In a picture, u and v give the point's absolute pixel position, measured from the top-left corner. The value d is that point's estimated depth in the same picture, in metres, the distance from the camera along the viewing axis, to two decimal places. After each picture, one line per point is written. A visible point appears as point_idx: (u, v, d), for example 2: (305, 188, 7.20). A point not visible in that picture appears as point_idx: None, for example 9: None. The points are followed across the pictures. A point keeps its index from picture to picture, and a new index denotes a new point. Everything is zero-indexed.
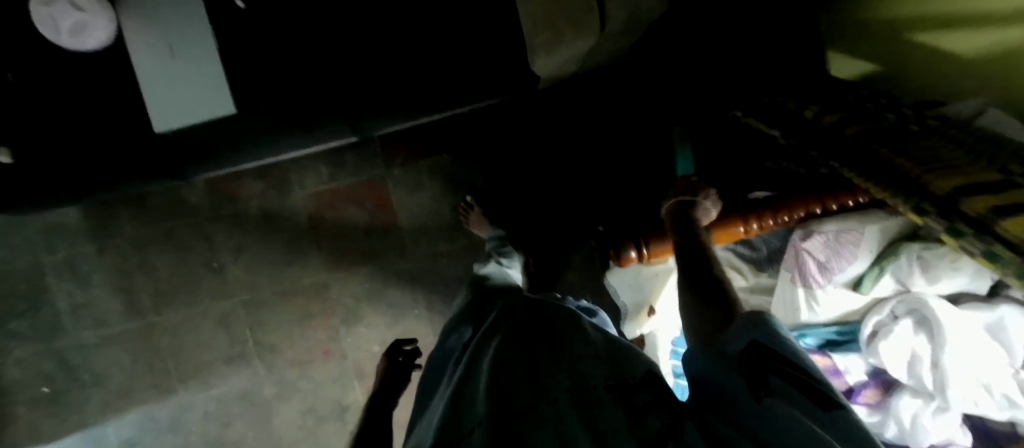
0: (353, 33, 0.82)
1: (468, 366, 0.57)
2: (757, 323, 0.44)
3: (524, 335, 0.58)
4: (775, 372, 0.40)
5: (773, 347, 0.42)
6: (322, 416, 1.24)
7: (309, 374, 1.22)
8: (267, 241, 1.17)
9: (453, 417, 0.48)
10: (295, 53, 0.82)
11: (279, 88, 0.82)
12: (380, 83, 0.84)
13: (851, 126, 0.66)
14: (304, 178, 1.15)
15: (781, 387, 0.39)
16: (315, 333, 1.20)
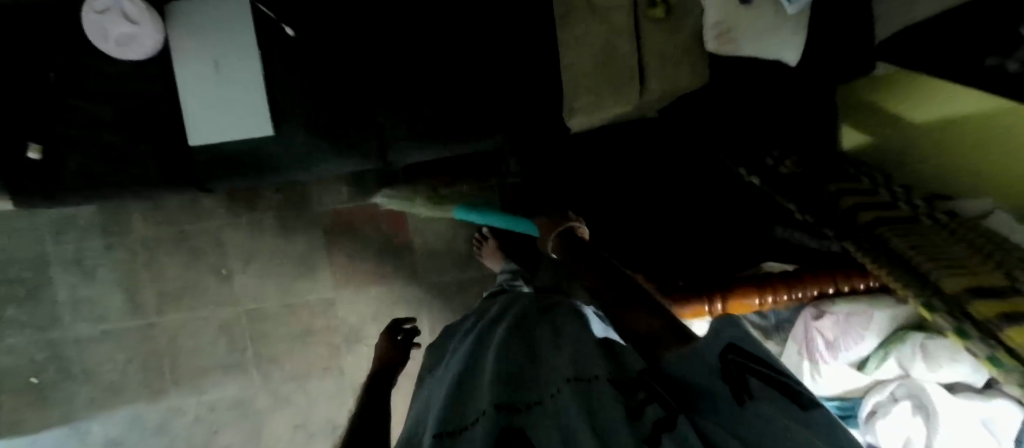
0: (397, 72, 0.85)
1: (469, 359, 0.56)
2: (733, 329, 0.49)
3: (528, 327, 0.57)
4: (748, 373, 0.44)
5: (744, 356, 0.46)
6: (312, 432, 1.23)
7: (304, 389, 1.21)
8: (278, 253, 1.18)
9: (452, 410, 0.46)
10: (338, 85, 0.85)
11: (317, 115, 0.85)
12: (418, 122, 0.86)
13: (866, 213, 0.70)
14: (324, 195, 1.17)
15: (758, 386, 0.43)
16: (316, 348, 1.20)
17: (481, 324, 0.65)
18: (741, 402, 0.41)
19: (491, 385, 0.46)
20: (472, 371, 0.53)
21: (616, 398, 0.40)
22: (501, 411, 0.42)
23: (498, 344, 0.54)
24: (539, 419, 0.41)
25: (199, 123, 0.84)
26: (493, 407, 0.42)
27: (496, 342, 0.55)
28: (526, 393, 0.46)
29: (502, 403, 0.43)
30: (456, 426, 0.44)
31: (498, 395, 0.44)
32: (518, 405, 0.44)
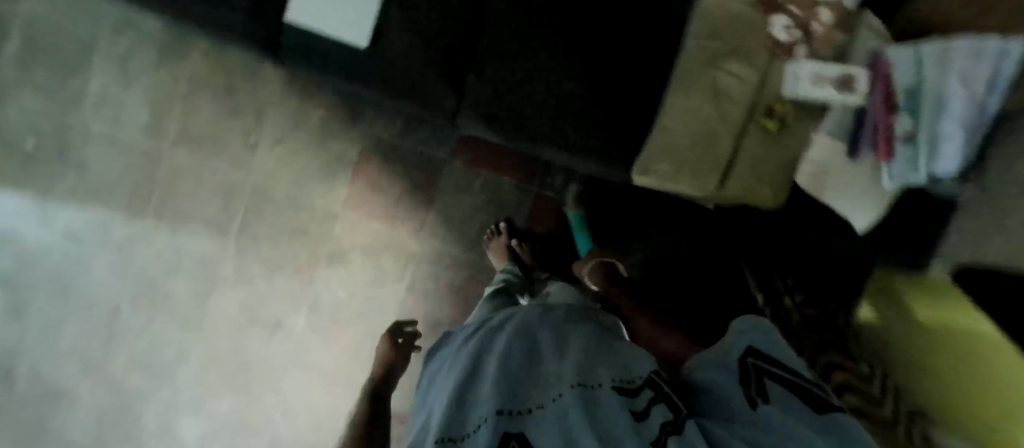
0: (502, 47, 0.84)
1: (475, 363, 0.62)
2: (747, 334, 0.54)
3: (532, 332, 0.64)
4: (767, 376, 0.48)
5: (765, 362, 0.50)
6: (256, 321, 1.23)
7: (268, 280, 1.21)
8: (309, 149, 1.18)
9: (457, 416, 0.53)
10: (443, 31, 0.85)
11: (410, 47, 0.84)
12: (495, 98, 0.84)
13: (834, 374, 0.64)
14: (376, 119, 1.17)
15: (777, 390, 0.46)
16: (298, 249, 1.20)
17: (489, 325, 0.71)
18: (756, 406, 0.44)
19: (494, 392, 0.52)
20: (479, 372, 0.59)
21: (616, 403, 0.46)
22: (503, 418, 0.48)
23: (501, 350, 0.60)
24: (543, 418, 0.47)
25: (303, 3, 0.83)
26: (496, 413, 0.48)
27: (499, 347, 0.61)
28: (529, 397, 0.52)
29: (506, 410, 0.49)
30: (458, 432, 0.51)
31: (502, 402, 0.50)
32: (519, 409, 0.50)
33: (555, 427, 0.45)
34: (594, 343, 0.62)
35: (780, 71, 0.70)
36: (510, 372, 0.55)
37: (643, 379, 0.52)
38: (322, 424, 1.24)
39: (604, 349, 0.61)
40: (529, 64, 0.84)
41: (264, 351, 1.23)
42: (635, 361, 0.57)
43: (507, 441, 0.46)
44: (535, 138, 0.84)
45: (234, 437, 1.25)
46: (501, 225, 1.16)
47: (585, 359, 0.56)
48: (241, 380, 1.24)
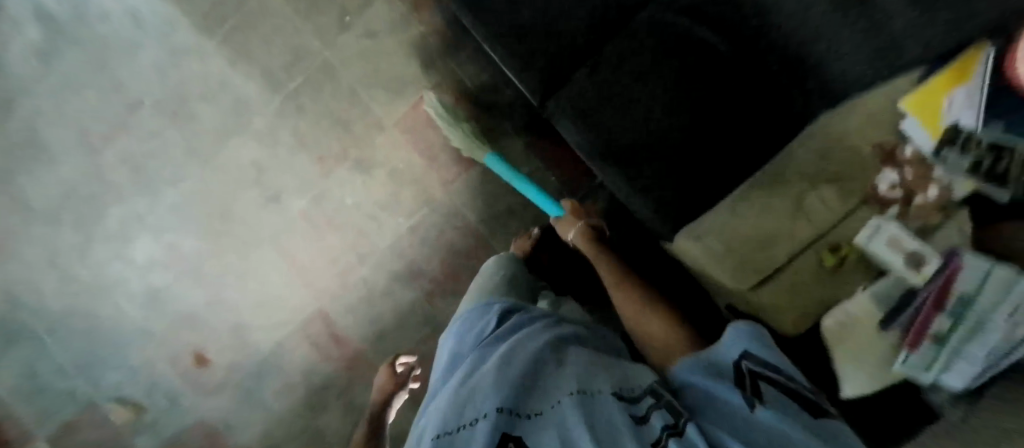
0: (626, 55, 0.83)
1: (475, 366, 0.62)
2: (744, 338, 0.54)
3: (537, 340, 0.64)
4: (760, 379, 0.49)
5: (757, 365, 0.51)
6: (258, 184, 1.20)
7: (291, 153, 1.19)
8: (393, 57, 1.17)
9: (454, 410, 0.52)
10: (581, 13, 0.85)
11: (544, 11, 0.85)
12: (592, 96, 0.85)
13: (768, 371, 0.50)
14: (467, 65, 1.15)
15: (773, 393, 0.47)
16: (332, 141, 1.18)
17: (492, 326, 0.72)
18: (753, 409, 0.45)
19: (494, 389, 0.53)
20: (480, 371, 0.59)
21: (614, 410, 0.48)
22: (501, 416, 0.49)
23: (502, 353, 0.61)
24: (542, 420, 0.48)
25: None
26: (494, 410, 0.49)
27: (501, 350, 0.62)
28: (530, 398, 0.52)
29: (503, 407, 0.50)
30: (455, 424, 0.50)
31: (501, 401, 0.51)
32: (520, 411, 0.50)
33: (556, 428, 0.46)
34: (593, 354, 0.62)
35: (865, 218, 0.72)
36: (512, 372, 0.56)
37: (642, 390, 0.53)
38: (265, 308, 1.22)
39: (602, 360, 0.61)
40: (645, 93, 0.82)
41: (249, 214, 1.20)
42: (634, 373, 0.57)
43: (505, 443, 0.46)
44: (609, 153, 0.84)
45: (177, 277, 1.22)
46: (534, 232, 1.10)
47: (584, 368, 0.57)
48: (214, 230, 1.21)
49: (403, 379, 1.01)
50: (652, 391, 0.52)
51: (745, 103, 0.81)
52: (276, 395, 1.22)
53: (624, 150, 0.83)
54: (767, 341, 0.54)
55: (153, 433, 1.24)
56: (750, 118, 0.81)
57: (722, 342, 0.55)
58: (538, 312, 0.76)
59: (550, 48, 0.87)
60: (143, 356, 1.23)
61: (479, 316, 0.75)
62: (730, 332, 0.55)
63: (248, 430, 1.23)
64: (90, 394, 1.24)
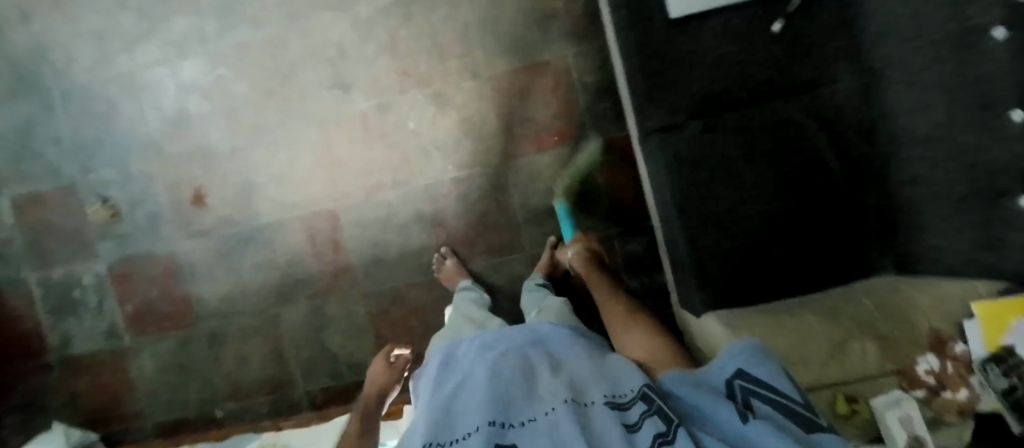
0: (749, 136, 0.82)
1: (468, 379, 0.64)
2: (737, 355, 0.51)
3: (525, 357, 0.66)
4: (754, 396, 0.47)
5: (750, 381, 0.48)
6: (331, 64, 1.14)
7: (378, 51, 1.13)
8: (522, 12, 1.11)
9: (446, 428, 0.54)
10: (731, 74, 0.82)
11: (699, 54, 0.82)
12: (699, 158, 0.83)
13: (748, 387, 0.48)
14: (586, 55, 1.09)
15: (762, 409, 0.44)
16: (423, 61, 1.13)
17: (488, 342, 0.73)
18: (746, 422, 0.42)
19: (486, 405, 0.53)
20: (466, 388, 0.61)
21: (607, 418, 0.46)
22: (493, 429, 0.49)
23: (491, 369, 0.62)
24: (534, 429, 0.48)
25: None
26: (487, 423, 0.50)
27: (492, 364, 0.64)
28: (521, 408, 0.53)
29: (494, 420, 0.51)
30: (447, 440, 0.52)
31: (493, 415, 0.52)
32: (512, 421, 0.51)
33: (548, 437, 0.46)
34: (584, 363, 0.63)
35: (891, 386, 0.77)
36: (501, 387, 0.57)
37: (632, 395, 0.51)
38: (280, 182, 1.16)
39: (601, 367, 0.61)
40: (750, 182, 0.82)
41: (309, 87, 1.14)
42: (623, 378, 0.56)
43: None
44: (685, 216, 0.84)
45: (211, 112, 1.16)
46: (442, 250, 1.16)
47: (571, 377, 0.58)
48: (268, 84, 1.14)
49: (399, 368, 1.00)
50: (644, 396, 0.50)
51: (835, 232, 0.81)
52: (251, 267, 1.18)
53: (701, 221, 0.84)
54: (760, 357, 0.50)
55: (115, 244, 1.19)
56: (832, 248, 0.81)
57: (715, 361, 0.53)
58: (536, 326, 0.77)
59: (685, 91, 0.83)
60: (142, 168, 1.18)
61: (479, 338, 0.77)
62: (724, 351, 0.53)
63: (208, 286, 1.19)
64: (75, 177, 1.19)
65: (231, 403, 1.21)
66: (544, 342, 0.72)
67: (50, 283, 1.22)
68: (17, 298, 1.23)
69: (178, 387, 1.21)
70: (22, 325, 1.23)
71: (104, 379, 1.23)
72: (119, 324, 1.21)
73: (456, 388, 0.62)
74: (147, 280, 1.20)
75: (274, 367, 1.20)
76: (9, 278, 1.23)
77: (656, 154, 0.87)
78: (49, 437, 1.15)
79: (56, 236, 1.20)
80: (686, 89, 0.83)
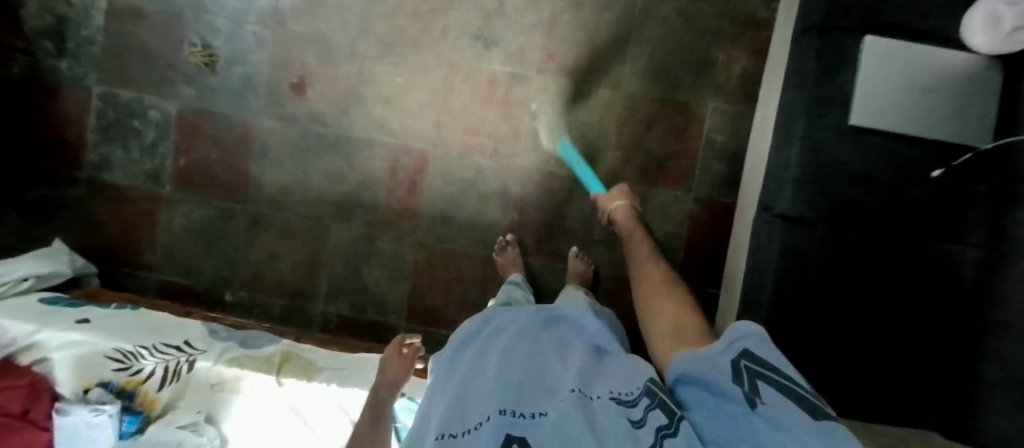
0: (868, 260, 0.85)
1: (476, 371, 0.58)
2: (733, 345, 0.47)
3: (532, 343, 0.62)
4: (758, 379, 0.42)
5: (757, 364, 0.44)
6: (486, 15, 1.10)
7: (535, 22, 1.11)
8: (685, 50, 1.10)
9: (452, 417, 0.47)
10: (881, 199, 0.84)
11: (861, 168, 0.83)
12: (817, 260, 0.85)
13: (739, 366, 0.44)
14: (726, 117, 1.11)
15: (758, 390, 0.40)
16: (573, 52, 1.11)
17: (504, 328, 0.69)
18: (755, 406, 0.38)
19: (495, 397, 0.48)
20: (477, 377, 0.55)
21: (614, 413, 0.42)
22: (505, 418, 0.43)
23: (498, 360, 0.57)
24: (547, 418, 0.43)
25: (883, 50, 0.81)
26: (498, 413, 0.44)
27: (498, 356, 0.59)
28: (532, 398, 0.47)
29: (505, 410, 0.45)
30: (455, 430, 0.45)
31: (503, 405, 0.46)
32: (524, 412, 0.45)
33: (565, 425, 0.40)
34: (591, 359, 0.57)
35: None
36: (507, 377, 0.52)
37: (643, 394, 0.46)
38: (385, 104, 1.13)
39: (605, 365, 0.56)
40: (845, 296, 0.85)
41: (455, 28, 1.11)
42: (631, 378, 0.51)
43: (507, 442, 0.40)
44: (781, 307, 0.86)
45: (347, 6, 1.10)
46: (509, 236, 1.14)
47: (581, 367, 0.53)
48: (417, 8, 1.10)
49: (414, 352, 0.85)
50: (650, 392, 0.45)
51: (893, 364, 0.85)
52: (322, 172, 1.14)
53: (791, 317, 0.85)
54: (747, 343, 0.46)
55: (197, 93, 1.14)
56: (886, 378, 0.86)
57: (707, 349, 0.48)
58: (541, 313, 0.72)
59: (834, 195, 0.84)
60: (256, 31, 1.12)
61: (483, 334, 0.71)
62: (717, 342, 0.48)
63: (272, 171, 1.15)
64: (184, 10, 1.12)
65: (244, 292, 1.17)
66: (559, 329, 0.68)
67: (114, 102, 1.15)
68: (74, 102, 1.16)
69: (199, 255, 1.17)
70: (70, 131, 1.17)
71: (129, 216, 1.18)
72: (166, 169, 1.16)
73: (461, 381, 0.56)
74: (214, 141, 1.15)
75: (302, 276, 1.16)
76: (74, 79, 1.15)
77: (773, 241, 0.89)
78: (51, 253, 1.06)
79: (140, 59, 1.14)
80: (835, 195, 0.84)
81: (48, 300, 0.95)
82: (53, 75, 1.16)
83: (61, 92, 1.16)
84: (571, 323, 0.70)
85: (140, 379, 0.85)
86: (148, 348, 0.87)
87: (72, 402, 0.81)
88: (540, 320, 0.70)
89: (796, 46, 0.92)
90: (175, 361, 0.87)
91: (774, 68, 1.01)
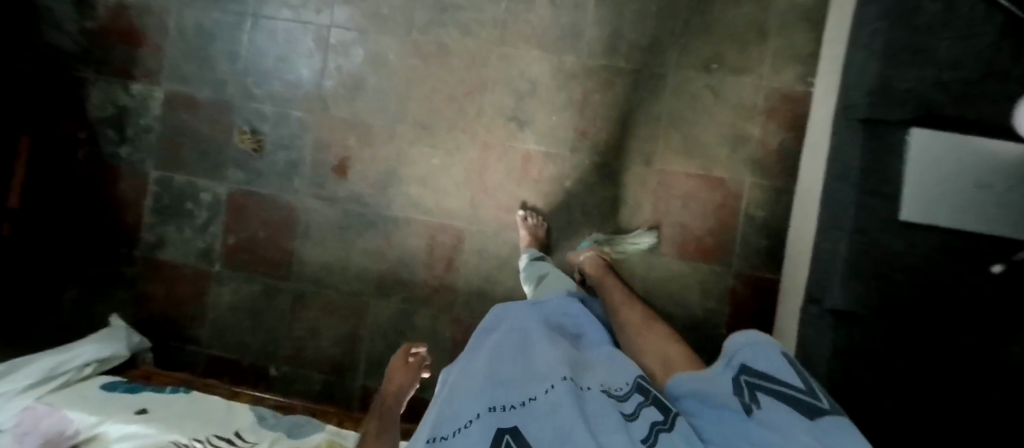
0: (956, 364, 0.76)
1: (466, 365, 0.62)
2: (734, 357, 0.51)
3: (517, 332, 0.65)
4: (757, 389, 0.46)
5: (755, 376, 0.48)
6: (520, 96, 1.13)
7: (568, 100, 1.12)
8: (720, 125, 1.09)
9: (445, 416, 0.52)
10: (957, 296, 0.77)
11: (927, 264, 0.78)
12: (888, 363, 0.79)
13: (744, 370, 0.49)
14: (764, 191, 1.09)
15: (765, 399, 0.45)
16: (607, 129, 1.12)
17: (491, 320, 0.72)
18: (753, 412, 0.43)
19: (484, 393, 0.53)
20: (467, 373, 0.59)
21: (601, 405, 0.48)
22: (496, 414, 0.49)
23: (486, 354, 0.61)
24: (534, 411, 0.48)
25: (933, 142, 0.79)
26: (487, 410, 0.50)
27: (486, 349, 0.62)
28: (519, 391, 0.53)
29: (496, 406, 0.50)
30: (448, 431, 0.50)
31: (493, 401, 0.51)
32: (511, 404, 0.50)
33: (550, 421, 0.46)
34: (573, 348, 0.62)
35: None
36: (495, 372, 0.56)
37: (626, 388, 0.53)
38: (421, 183, 1.16)
39: (583, 357, 0.61)
40: (906, 378, 0.78)
41: (489, 109, 1.13)
42: (612, 374, 0.57)
43: (502, 436, 0.46)
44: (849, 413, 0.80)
45: (387, 92, 1.15)
46: None
47: (565, 357, 0.58)
48: (452, 91, 1.14)
49: (417, 363, 0.98)
50: (640, 388, 0.52)
51: None
52: (361, 250, 1.18)
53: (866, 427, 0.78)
54: (745, 350, 0.51)
55: (245, 175, 1.19)
56: None
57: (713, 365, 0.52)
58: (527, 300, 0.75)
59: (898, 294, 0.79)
60: (301, 117, 1.17)
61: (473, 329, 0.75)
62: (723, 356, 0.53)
63: (314, 249, 1.19)
64: (234, 99, 1.19)
65: (286, 366, 1.20)
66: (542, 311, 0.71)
67: (169, 185, 1.21)
68: (131, 185, 1.22)
69: (245, 331, 1.21)
70: (126, 214, 1.23)
71: (180, 292, 1.22)
72: (216, 248, 1.21)
73: (454, 377, 0.61)
74: (260, 221, 1.19)
75: (341, 351, 1.19)
76: (132, 165, 1.22)
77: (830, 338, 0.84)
78: (112, 333, 1.13)
79: (193, 145, 1.20)
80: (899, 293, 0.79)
81: (109, 385, 1.01)
82: (113, 161, 1.22)
83: (119, 177, 1.22)
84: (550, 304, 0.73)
85: None
86: (201, 440, 0.90)
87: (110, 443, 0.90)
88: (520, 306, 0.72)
89: (838, 130, 0.90)
90: None
91: (814, 147, 0.99)
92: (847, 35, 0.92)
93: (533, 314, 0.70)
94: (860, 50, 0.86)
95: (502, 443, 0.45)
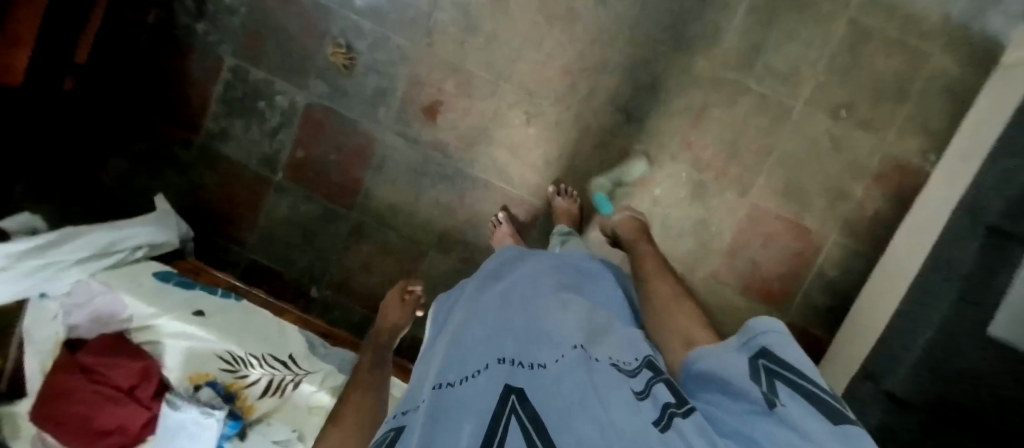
0: None
1: (473, 316, 0.50)
2: (751, 340, 0.37)
3: (529, 288, 0.54)
4: (778, 379, 0.33)
5: (777, 361, 0.35)
6: (638, 88, 1.07)
7: (684, 108, 1.07)
8: (828, 176, 1.06)
9: (450, 365, 0.40)
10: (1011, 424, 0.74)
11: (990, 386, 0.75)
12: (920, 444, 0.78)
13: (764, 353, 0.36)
14: (847, 252, 1.09)
15: (784, 391, 0.31)
16: (714, 148, 1.07)
17: (504, 273, 0.61)
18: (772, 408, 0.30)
19: (496, 346, 0.41)
20: (472, 323, 0.48)
21: (616, 379, 0.34)
22: (504, 368, 0.37)
23: (494, 309, 0.49)
24: (546, 376, 0.35)
25: None
26: (496, 363, 0.38)
27: (494, 304, 0.51)
28: (533, 347, 0.40)
29: (505, 360, 0.38)
30: (453, 378, 0.38)
31: (502, 355, 0.39)
32: (524, 361, 0.38)
33: (566, 389, 0.33)
34: (593, 316, 0.50)
35: None
36: (503, 326, 0.45)
37: (635, 363, 0.39)
38: (510, 150, 1.11)
39: (598, 320, 0.49)
40: None
41: (601, 93, 1.08)
42: (625, 339, 0.45)
43: (508, 395, 0.33)
44: None
45: (501, 44, 1.07)
46: None
47: (583, 324, 0.46)
48: (569, 66, 1.07)
49: (413, 301, 0.94)
50: (653, 365, 0.38)
51: None
52: (432, 200, 1.14)
53: None
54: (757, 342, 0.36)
55: (327, 91, 1.11)
56: None
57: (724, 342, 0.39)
58: (545, 259, 0.64)
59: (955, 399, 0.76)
60: (400, 44, 1.09)
61: (477, 280, 0.63)
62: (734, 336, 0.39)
63: (384, 186, 1.15)
64: (332, 3, 1.08)
65: (329, 292, 1.19)
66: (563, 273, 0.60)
67: (244, 78, 1.12)
68: (200, 66, 1.13)
69: (295, 248, 1.18)
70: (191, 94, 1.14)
71: (234, 191, 1.17)
72: (280, 158, 1.15)
73: (457, 328, 0.48)
74: (332, 142, 1.13)
75: (387, 290, 1.18)
76: (208, 44, 1.11)
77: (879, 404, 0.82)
78: (164, 218, 1.08)
79: (278, 42, 1.10)
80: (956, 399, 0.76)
81: (161, 275, 0.98)
82: (188, 36, 1.11)
83: (191, 54, 1.12)
84: (574, 269, 0.62)
85: (243, 384, 0.91)
86: (258, 358, 0.91)
87: (157, 326, 0.91)
88: (540, 266, 0.61)
89: (952, 225, 0.88)
90: (280, 375, 0.92)
91: (918, 230, 0.98)
92: (1001, 129, 0.86)
93: (552, 273, 0.59)
94: (1011, 154, 0.80)
95: (508, 406, 0.31)
